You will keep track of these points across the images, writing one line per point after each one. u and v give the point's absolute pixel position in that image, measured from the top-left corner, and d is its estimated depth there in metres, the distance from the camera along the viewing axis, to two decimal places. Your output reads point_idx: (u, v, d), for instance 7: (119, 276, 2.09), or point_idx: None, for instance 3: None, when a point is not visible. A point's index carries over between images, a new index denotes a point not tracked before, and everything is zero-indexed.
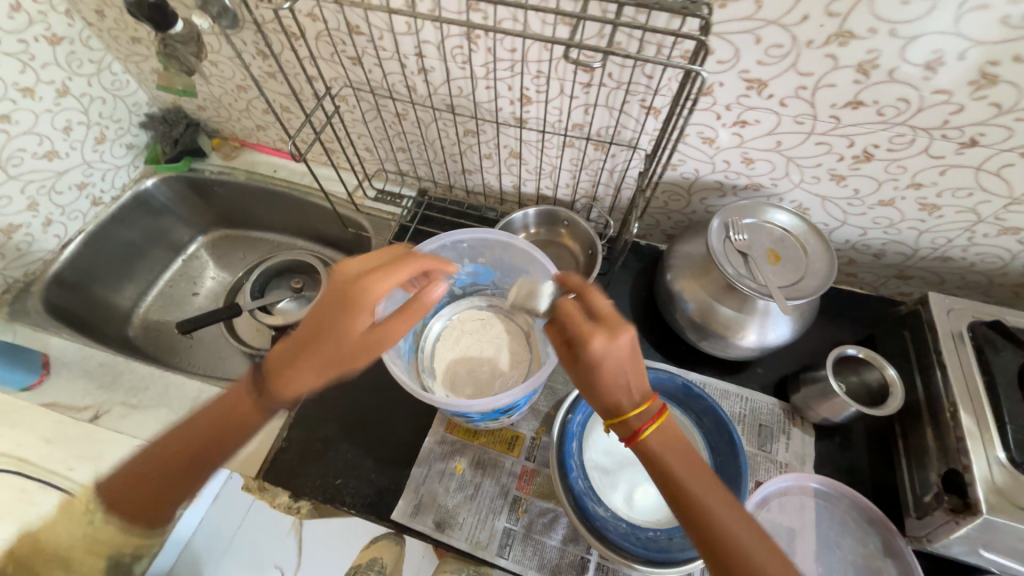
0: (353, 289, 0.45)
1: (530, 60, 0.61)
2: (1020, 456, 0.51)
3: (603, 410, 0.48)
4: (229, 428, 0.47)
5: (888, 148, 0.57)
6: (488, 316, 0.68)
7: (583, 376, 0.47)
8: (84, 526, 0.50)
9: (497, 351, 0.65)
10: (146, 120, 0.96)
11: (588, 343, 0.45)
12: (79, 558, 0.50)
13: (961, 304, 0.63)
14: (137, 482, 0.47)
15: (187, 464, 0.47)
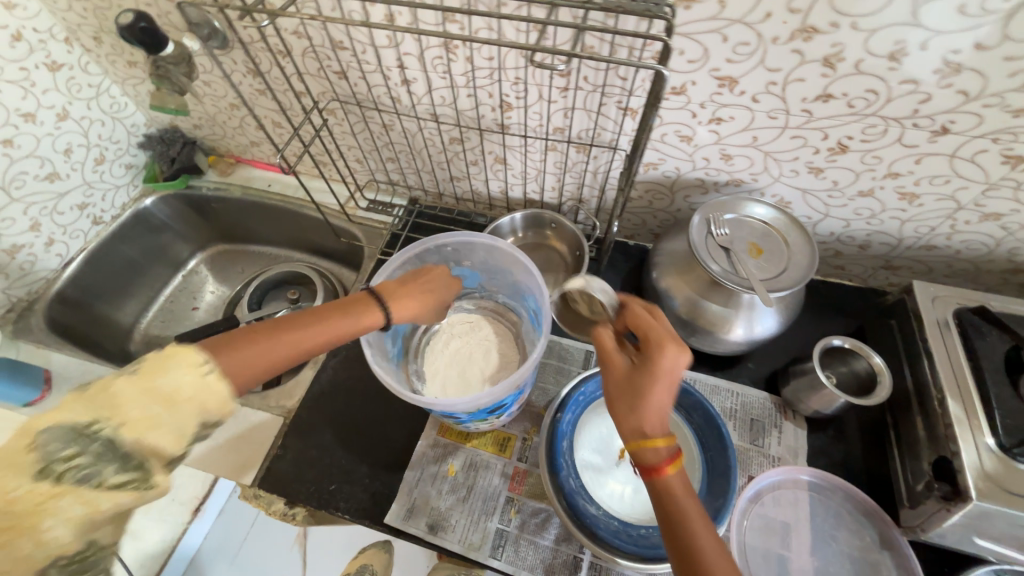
0: (426, 281, 0.59)
1: (508, 68, 0.62)
2: (1008, 441, 0.51)
3: (639, 429, 0.45)
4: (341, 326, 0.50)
5: (862, 140, 0.58)
6: (476, 318, 0.69)
7: (636, 386, 0.46)
8: (183, 397, 0.38)
9: (486, 353, 0.65)
10: (144, 141, 0.99)
11: (661, 348, 0.46)
12: (135, 436, 0.37)
13: (946, 292, 0.63)
14: (250, 348, 0.44)
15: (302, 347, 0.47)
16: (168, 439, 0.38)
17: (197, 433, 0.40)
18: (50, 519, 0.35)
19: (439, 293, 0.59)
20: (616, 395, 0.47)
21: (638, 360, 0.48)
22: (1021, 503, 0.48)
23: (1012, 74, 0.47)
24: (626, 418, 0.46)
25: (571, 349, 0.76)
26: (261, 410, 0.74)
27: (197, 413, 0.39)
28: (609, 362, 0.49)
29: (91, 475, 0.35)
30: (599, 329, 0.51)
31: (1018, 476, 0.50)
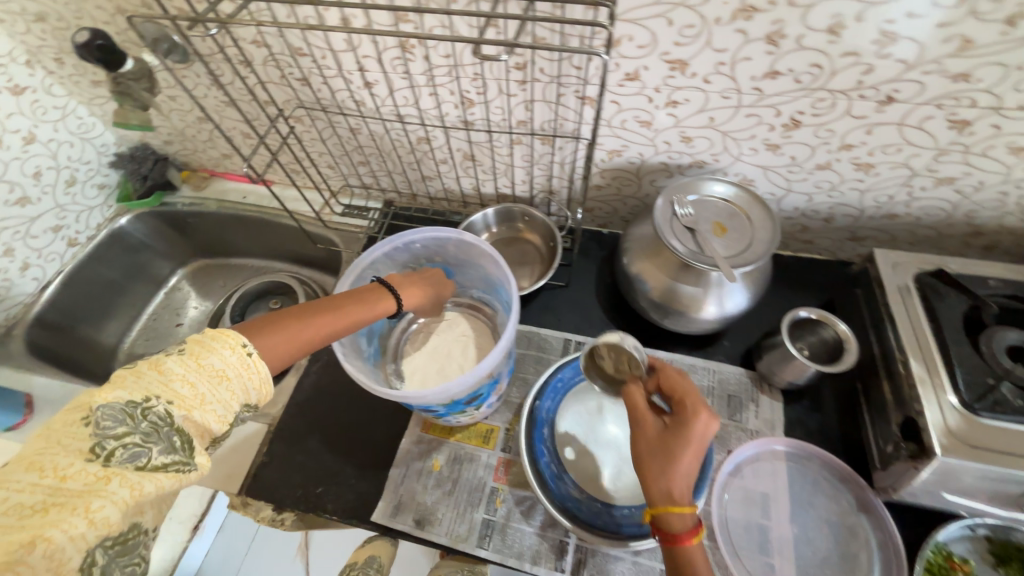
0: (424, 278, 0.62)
1: (465, 64, 0.63)
2: (970, 397, 0.52)
3: (669, 491, 0.45)
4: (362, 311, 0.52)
5: (813, 114, 0.60)
6: (453, 315, 0.70)
7: (670, 447, 0.46)
8: (228, 376, 0.41)
9: (463, 348, 0.66)
10: (116, 160, 0.99)
11: (696, 413, 0.48)
12: (186, 412, 0.39)
13: (905, 258, 0.65)
14: (282, 331, 0.45)
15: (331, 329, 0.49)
16: (214, 417, 0.40)
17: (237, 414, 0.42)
18: (101, 498, 0.33)
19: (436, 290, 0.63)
20: (647, 454, 0.47)
21: (671, 422, 0.49)
22: (984, 456, 0.50)
23: (946, 40, 0.49)
24: (654, 479, 0.46)
25: (549, 338, 0.78)
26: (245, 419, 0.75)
27: (240, 392, 0.42)
28: (641, 420, 0.49)
29: (140, 452, 0.36)
30: (632, 386, 0.52)
31: (980, 430, 0.51)
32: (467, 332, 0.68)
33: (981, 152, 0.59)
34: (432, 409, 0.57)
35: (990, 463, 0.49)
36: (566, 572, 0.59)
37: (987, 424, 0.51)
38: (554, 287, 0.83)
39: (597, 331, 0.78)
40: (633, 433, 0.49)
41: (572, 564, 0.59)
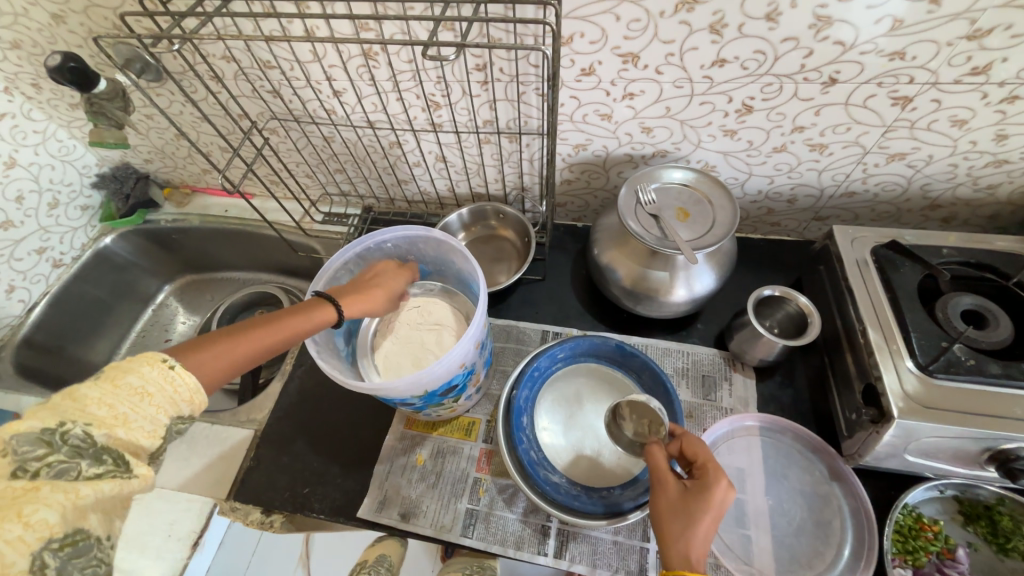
0: (372, 277, 0.62)
1: (428, 68, 0.66)
2: (925, 360, 0.54)
3: (686, 553, 0.46)
4: (301, 323, 0.52)
5: (763, 98, 0.62)
6: (422, 302, 0.69)
7: (688, 508, 0.48)
8: (148, 391, 0.40)
9: (438, 335, 0.66)
10: (97, 180, 1.01)
11: (717, 479, 0.48)
12: (109, 432, 0.38)
13: (862, 233, 0.67)
14: (213, 348, 0.46)
15: (267, 343, 0.49)
16: (143, 431, 0.39)
17: (169, 428, 0.41)
18: (35, 504, 0.34)
19: (391, 285, 0.63)
20: (668, 515, 0.48)
21: (692, 484, 0.50)
22: (940, 416, 0.51)
23: (878, 21, 0.51)
24: (673, 542, 0.47)
25: (528, 331, 0.80)
26: (232, 425, 0.77)
27: (168, 406, 0.41)
28: (662, 479, 0.51)
29: (68, 469, 0.36)
30: (654, 445, 0.54)
31: (936, 391, 0.53)
32: (440, 320, 0.68)
33: (926, 127, 0.62)
34: (409, 402, 0.58)
35: (947, 422, 0.51)
36: (549, 555, 0.60)
37: (942, 385, 0.53)
38: (531, 281, 0.85)
39: (574, 322, 0.80)
40: (655, 493, 0.51)
41: (554, 547, 0.61)
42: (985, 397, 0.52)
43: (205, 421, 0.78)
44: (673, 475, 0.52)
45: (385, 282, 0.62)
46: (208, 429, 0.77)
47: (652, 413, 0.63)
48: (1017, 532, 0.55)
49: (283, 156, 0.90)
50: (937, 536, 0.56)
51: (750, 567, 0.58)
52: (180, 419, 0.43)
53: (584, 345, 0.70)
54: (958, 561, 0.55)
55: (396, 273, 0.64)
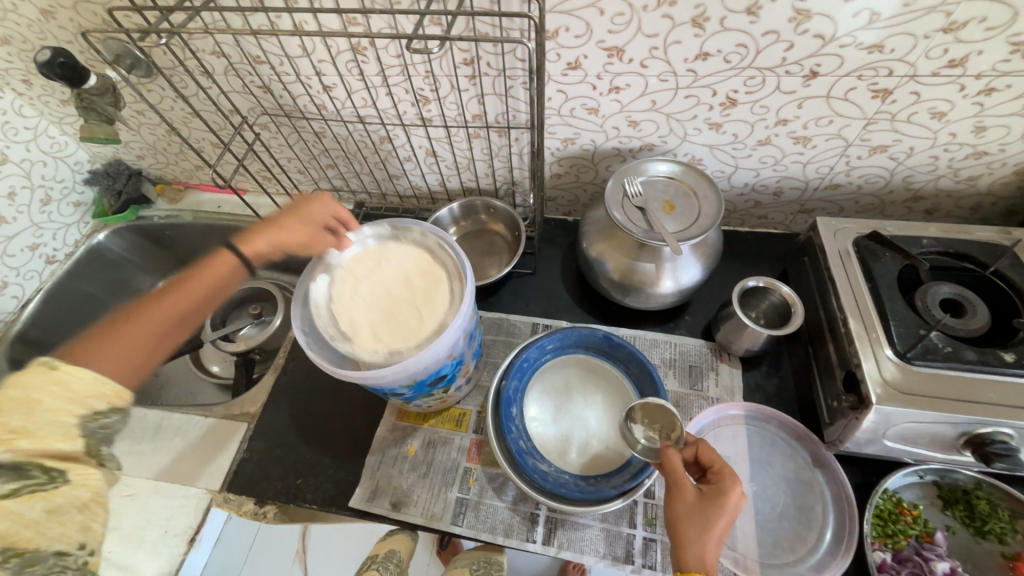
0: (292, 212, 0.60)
1: (416, 63, 0.66)
2: (903, 348, 0.55)
3: (702, 556, 0.47)
4: (194, 290, 0.54)
5: (746, 92, 0.63)
6: (379, 253, 0.62)
7: (707, 513, 0.48)
8: (37, 399, 0.41)
9: (406, 280, 0.60)
10: (90, 177, 1.01)
11: (734, 485, 0.50)
12: (15, 446, 0.40)
13: (845, 225, 0.68)
14: (100, 341, 0.47)
15: (166, 318, 0.51)
16: (54, 437, 0.41)
17: (85, 426, 0.43)
18: None
19: (304, 214, 0.60)
20: (686, 519, 0.49)
21: (707, 488, 0.51)
22: (917, 401, 0.53)
23: (855, 14, 0.52)
24: (693, 545, 0.47)
25: (518, 323, 0.81)
26: (225, 418, 0.77)
27: (71, 407, 0.43)
28: (680, 484, 0.51)
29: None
30: (669, 448, 0.54)
31: (914, 378, 0.54)
32: (401, 262, 0.61)
33: (906, 119, 0.63)
34: (398, 392, 0.59)
35: (923, 407, 0.52)
36: (537, 542, 0.61)
37: (920, 372, 0.54)
38: (521, 275, 0.86)
39: (563, 314, 0.81)
40: (670, 495, 0.51)
41: (543, 534, 0.62)
42: (961, 383, 0.53)
43: (198, 414, 0.79)
44: (687, 477, 0.52)
45: (293, 210, 0.60)
46: (202, 422, 0.77)
47: (666, 416, 0.62)
48: (992, 517, 0.57)
49: (275, 152, 0.90)
50: (916, 520, 0.58)
51: (733, 552, 0.59)
52: (96, 415, 0.44)
53: (572, 336, 0.71)
54: (936, 545, 0.56)
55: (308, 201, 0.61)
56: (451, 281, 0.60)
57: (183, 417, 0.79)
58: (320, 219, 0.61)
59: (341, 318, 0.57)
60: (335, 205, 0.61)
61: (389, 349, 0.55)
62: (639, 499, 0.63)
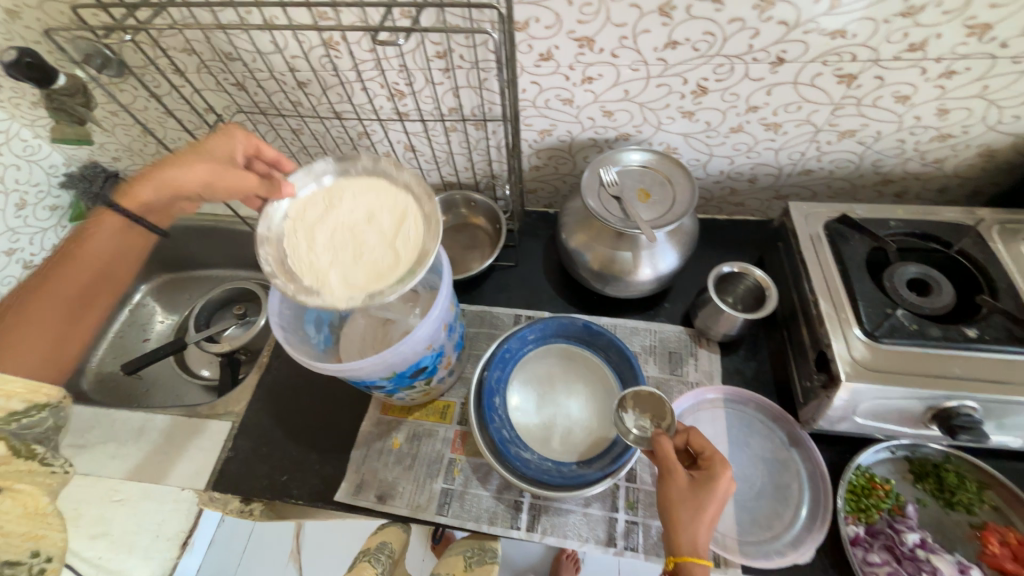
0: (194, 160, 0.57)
1: (390, 57, 0.66)
2: (871, 327, 0.57)
3: (695, 541, 0.47)
4: (83, 276, 0.56)
5: (716, 80, 0.64)
6: (332, 192, 0.58)
7: (698, 498, 0.49)
8: None
9: (366, 216, 0.57)
10: (66, 180, 0.99)
11: (725, 471, 0.50)
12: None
13: (816, 209, 0.69)
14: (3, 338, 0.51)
15: (58, 309, 0.54)
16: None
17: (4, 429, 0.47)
18: None
19: (210, 158, 0.57)
20: (679, 505, 0.49)
21: (698, 475, 0.51)
22: (883, 378, 0.54)
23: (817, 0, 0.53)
24: (683, 530, 0.48)
25: (501, 315, 0.81)
26: (209, 418, 0.77)
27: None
28: (671, 471, 0.51)
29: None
30: (660, 437, 0.54)
31: (881, 355, 0.56)
32: (355, 199, 0.58)
33: (871, 104, 0.64)
34: (378, 385, 0.60)
35: (890, 383, 0.54)
36: (521, 529, 0.62)
37: (886, 350, 0.56)
38: (504, 267, 0.87)
39: (545, 305, 0.82)
40: (662, 483, 0.52)
41: (527, 520, 0.63)
42: (926, 359, 0.55)
43: (182, 414, 0.78)
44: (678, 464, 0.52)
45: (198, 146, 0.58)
46: (185, 423, 0.77)
47: (659, 406, 0.62)
48: (960, 488, 0.59)
49: None
50: (888, 494, 0.59)
51: (714, 532, 0.60)
52: (14, 415, 0.48)
53: (552, 326, 0.72)
54: (907, 517, 0.58)
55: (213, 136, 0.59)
56: (419, 204, 0.57)
57: (167, 418, 0.79)
58: (229, 156, 0.58)
59: (304, 273, 0.54)
60: (233, 136, 0.58)
61: (366, 292, 0.52)
62: (621, 483, 0.64)
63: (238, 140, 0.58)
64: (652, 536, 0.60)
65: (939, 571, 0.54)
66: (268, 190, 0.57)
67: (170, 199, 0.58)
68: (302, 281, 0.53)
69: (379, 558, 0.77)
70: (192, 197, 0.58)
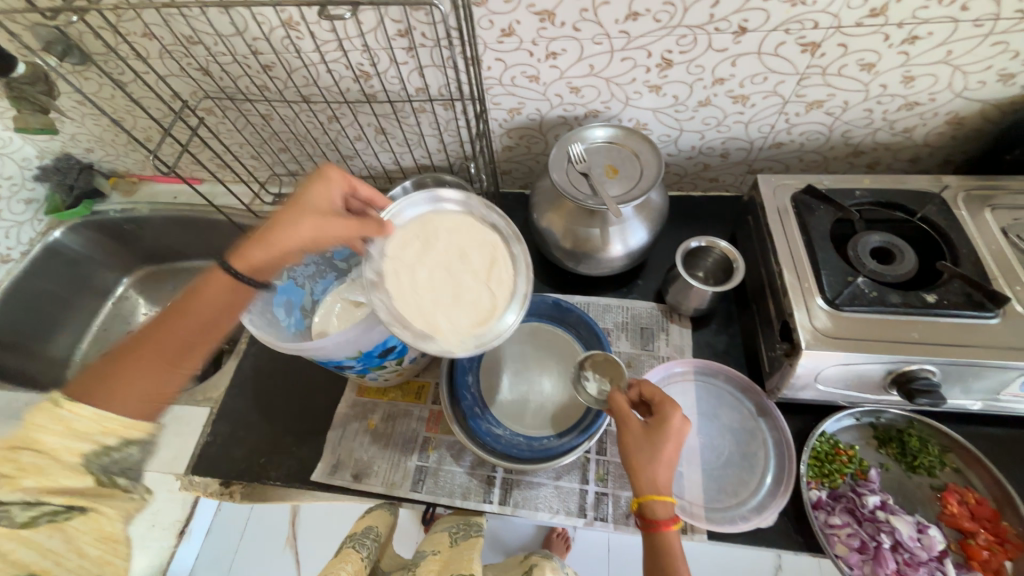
0: (288, 214, 0.50)
1: (351, 36, 0.66)
2: (833, 296, 0.57)
3: (654, 481, 0.49)
4: (196, 307, 0.47)
5: (680, 51, 0.63)
6: (424, 234, 0.58)
7: (653, 442, 0.51)
8: (35, 436, 0.39)
9: (461, 254, 0.57)
10: (39, 172, 0.98)
11: (675, 411, 0.52)
12: (22, 485, 0.37)
13: (784, 180, 0.69)
14: (132, 380, 0.44)
15: (173, 342, 0.46)
16: (60, 474, 0.38)
17: (92, 462, 0.40)
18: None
19: (303, 207, 0.51)
20: (636, 451, 0.51)
21: (651, 420, 0.53)
22: (844, 345, 0.55)
23: None
24: (643, 471, 0.50)
25: None
26: (189, 404, 0.78)
27: (75, 444, 0.39)
28: (626, 421, 0.53)
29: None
30: (613, 391, 0.56)
31: (842, 323, 0.56)
32: (448, 238, 0.58)
33: (837, 73, 0.64)
34: (346, 364, 0.60)
35: (849, 350, 0.54)
36: (494, 502, 0.63)
37: (847, 317, 0.56)
38: None
39: None
40: (620, 433, 0.53)
41: (499, 494, 0.64)
42: (886, 325, 0.55)
43: None
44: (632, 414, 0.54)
45: (297, 198, 0.51)
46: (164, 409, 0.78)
47: (614, 368, 0.64)
48: (922, 451, 0.60)
49: (224, 138, 0.89)
50: (852, 459, 0.60)
51: (680, 500, 0.61)
52: (106, 449, 0.40)
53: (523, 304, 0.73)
54: (870, 481, 0.59)
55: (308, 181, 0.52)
56: (508, 244, 0.59)
57: None
58: (329, 201, 0.52)
59: (414, 318, 0.53)
60: (330, 182, 0.52)
61: (477, 335, 0.53)
62: (591, 456, 0.66)
63: (337, 181, 0.53)
64: (621, 507, 0.62)
65: (898, 531, 0.56)
66: (366, 225, 0.53)
67: (280, 260, 0.50)
68: (414, 326, 0.52)
69: (365, 544, 0.69)
70: (294, 256, 0.51)
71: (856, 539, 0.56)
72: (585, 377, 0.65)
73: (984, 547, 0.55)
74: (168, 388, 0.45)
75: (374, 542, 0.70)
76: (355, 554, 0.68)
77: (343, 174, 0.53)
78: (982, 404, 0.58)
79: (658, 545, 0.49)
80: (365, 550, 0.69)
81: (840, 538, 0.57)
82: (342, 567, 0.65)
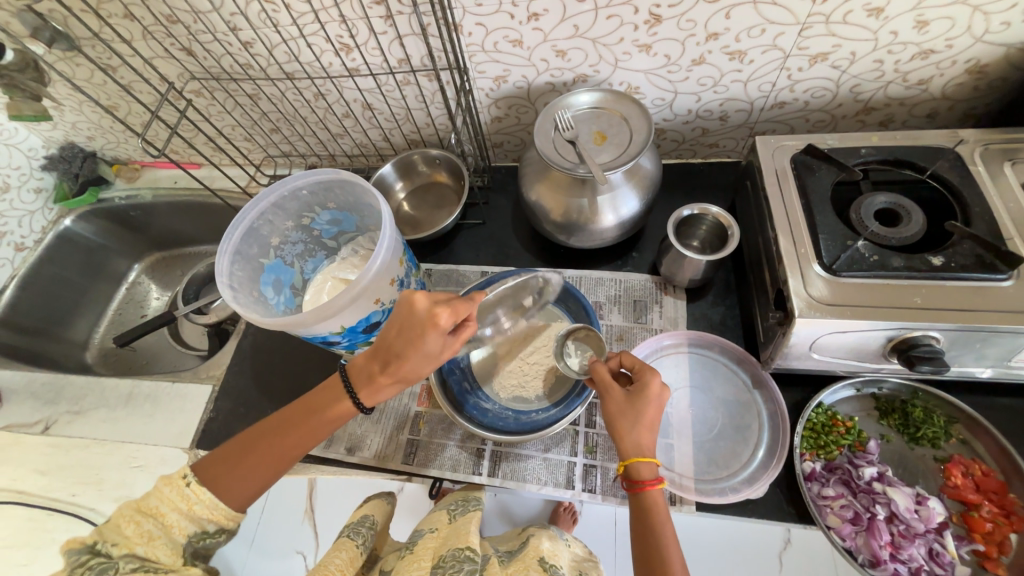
0: (404, 367, 0.50)
1: (326, 7, 0.64)
2: (832, 262, 0.54)
3: (638, 443, 0.49)
4: (316, 424, 0.51)
5: (669, 5, 0.59)
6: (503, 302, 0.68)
7: (636, 407, 0.50)
8: (160, 511, 0.45)
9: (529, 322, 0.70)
10: (47, 162, 1.01)
11: (654, 376, 0.51)
12: (134, 551, 0.43)
13: (783, 140, 0.65)
14: (238, 464, 0.49)
15: (284, 449, 0.50)
16: (164, 549, 0.44)
17: (192, 546, 0.46)
18: None
19: (420, 357, 0.49)
20: (620, 417, 0.50)
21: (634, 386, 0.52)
22: (842, 313, 0.52)
23: None
24: (628, 436, 0.49)
25: (467, 273, 0.82)
26: (192, 382, 0.81)
27: (185, 524, 0.46)
28: (609, 388, 0.53)
29: (108, 568, 0.41)
30: (595, 362, 0.56)
31: (840, 290, 0.53)
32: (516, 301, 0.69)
33: (841, 20, 0.59)
34: (333, 340, 0.62)
35: (846, 317, 0.51)
36: (482, 474, 0.64)
37: (846, 283, 0.53)
38: (472, 225, 0.86)
39: (511, 260, 0.81)
40: (603, 401, 0.53)
41: (488, 466, 0.65)
42: (886, 290, 0.52)
43: (167, 380, 0.82)
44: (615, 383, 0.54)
45: (413, 350, 0.49)
46: (170, 387, 0.80)
47: (598, 341, 0.65)
48: (926, 423, 0.57)
49: (215, 121, 0.89)
50: (849, 430, 0.58)
51: (670, 472, 0.60)
52: (204, 533, 0.46)
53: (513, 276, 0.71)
54: (868, 453, 0.57)
55: (419, 330, 0.48)
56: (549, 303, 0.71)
57: (152, 384, 0.82)
58: (442, 342, 0.50)
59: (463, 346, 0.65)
60: (444, 327, 0.48)
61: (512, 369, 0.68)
62: (580, 429, 0.66)
63: (448, 324, 0.48)
64: (608, 478, 0.62)
65: (894, 503, 0.54)
66: (469, 337, 0.53)
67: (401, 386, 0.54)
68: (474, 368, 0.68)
69: (360, 532, 0.58)
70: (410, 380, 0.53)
71: (849, 511, 0.55)
72: (567, 352, 0.66)
73: (987, 519, 0.53)
74: (268, 485, 0.50)
75: (370, 531, 0.58)
76: (349, 542, 0.56)
77: (452, 315, 0.48)
78: (992, 371, 0.55)
79: (645, 507, 0.48)
80: (361, 538, 0.57)
81: (833, 509, 0.56)
82: (333, 560, 0.54)
